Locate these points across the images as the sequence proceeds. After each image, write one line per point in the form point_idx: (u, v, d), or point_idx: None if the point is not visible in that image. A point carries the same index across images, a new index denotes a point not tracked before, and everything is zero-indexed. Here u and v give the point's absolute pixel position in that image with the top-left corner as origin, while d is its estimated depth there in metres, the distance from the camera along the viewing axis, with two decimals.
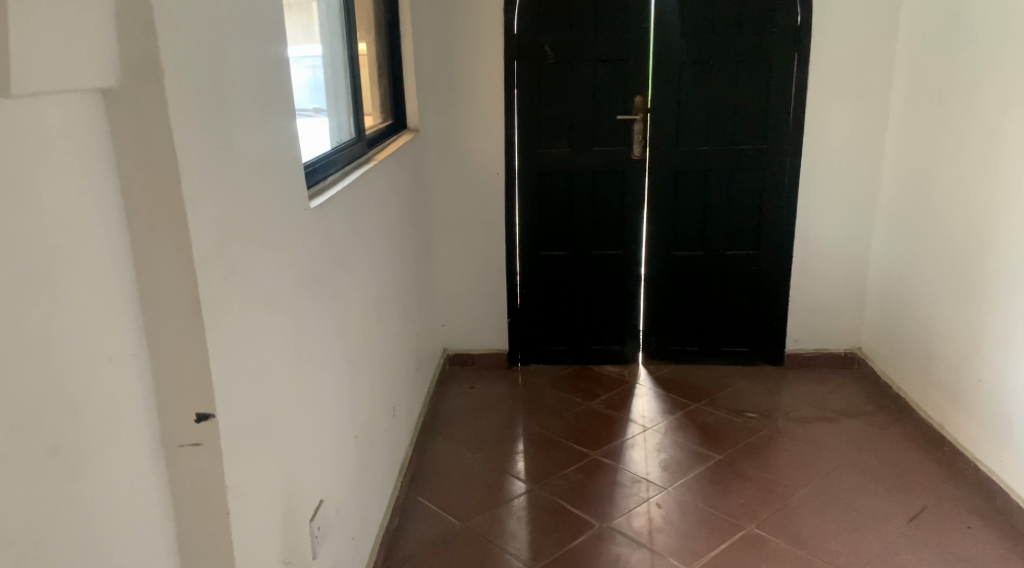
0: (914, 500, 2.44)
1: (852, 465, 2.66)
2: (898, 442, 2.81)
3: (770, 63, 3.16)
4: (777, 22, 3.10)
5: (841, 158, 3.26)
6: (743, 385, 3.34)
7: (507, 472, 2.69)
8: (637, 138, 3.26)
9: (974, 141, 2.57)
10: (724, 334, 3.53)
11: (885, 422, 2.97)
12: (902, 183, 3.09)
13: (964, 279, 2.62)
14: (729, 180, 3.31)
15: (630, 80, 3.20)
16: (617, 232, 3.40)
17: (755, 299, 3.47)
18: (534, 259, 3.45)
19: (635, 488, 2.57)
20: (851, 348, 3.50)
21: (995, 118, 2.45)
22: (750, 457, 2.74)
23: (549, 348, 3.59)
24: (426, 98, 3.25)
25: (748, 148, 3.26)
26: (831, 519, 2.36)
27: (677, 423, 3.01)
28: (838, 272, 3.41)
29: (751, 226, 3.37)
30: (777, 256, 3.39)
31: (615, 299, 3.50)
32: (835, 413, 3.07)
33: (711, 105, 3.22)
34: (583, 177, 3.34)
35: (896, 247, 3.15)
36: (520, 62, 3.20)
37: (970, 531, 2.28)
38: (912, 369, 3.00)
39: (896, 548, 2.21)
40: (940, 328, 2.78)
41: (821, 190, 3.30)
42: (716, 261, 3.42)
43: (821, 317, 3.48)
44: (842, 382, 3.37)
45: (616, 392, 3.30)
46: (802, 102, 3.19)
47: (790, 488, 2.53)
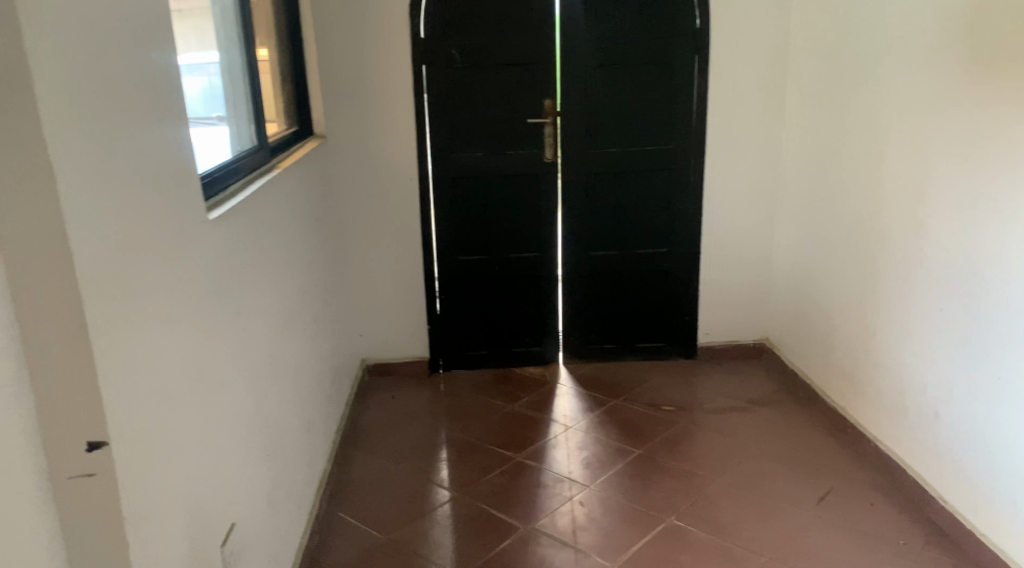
0: (821, 483, 2.55)
1: (764, 452, 2.76)
2: (806, 427, 2.93)
3: (673, 65, 3.24)
4: (677, 25, 3.20)
5: (743, 156, 3.38)
6: (660, 379, 3.42)
7: (431, 481, 2.66)
8: (548, 141, 3.29)
9: (863, 136, 2.71)
10: (640, 331, 3.60)
11: (793, 409, 3.10)
12: (800, 179, 3.23)
13: (859, 268, 2.76)
14: (639, 180, 3.38)
15: (539, 84, 3.23)
16: (532, 233, 3.42)
17: (668, 296, 3.56)
18: (451, 264, 3.43)
19: (559, 488, 2.59)
20: (759, 339, 3.64)
21: (880, 114, 2.59)
22: (669, 450, 2.80)
23: (470, 353, 3.57)
24: (333, 103, 3.18)
25: (654, 148, 3.34)
26: (748, 505, 2.44)
27: (598, 421, 3.05)
28: (744, 266, 3.53)
29: (661, 224, 3.45)
30: (686, 253, 3.48)
31: (533, 301, 3.52)
32: (747, 402, 3.17)
33: (618, 107, 3.29)
34: (496, 181, 3.33)
35: (797, 241, 3.28)
36: (428, 66, 3.17)
37: (874, 508, 2.39)
38: (817, 356, 3.13)
39: (807, 529, 2.30)
40: (840, 315, 2.91)
41: (726, 188, 3.42)
42: (629, 260, 3.49)
43: (731, 311, 3.60)
44: (752, 372, 3.49)
45: (538, 394, 3.31)
46: (704, 102, 3.29)
47: (707, 478, 2.60)
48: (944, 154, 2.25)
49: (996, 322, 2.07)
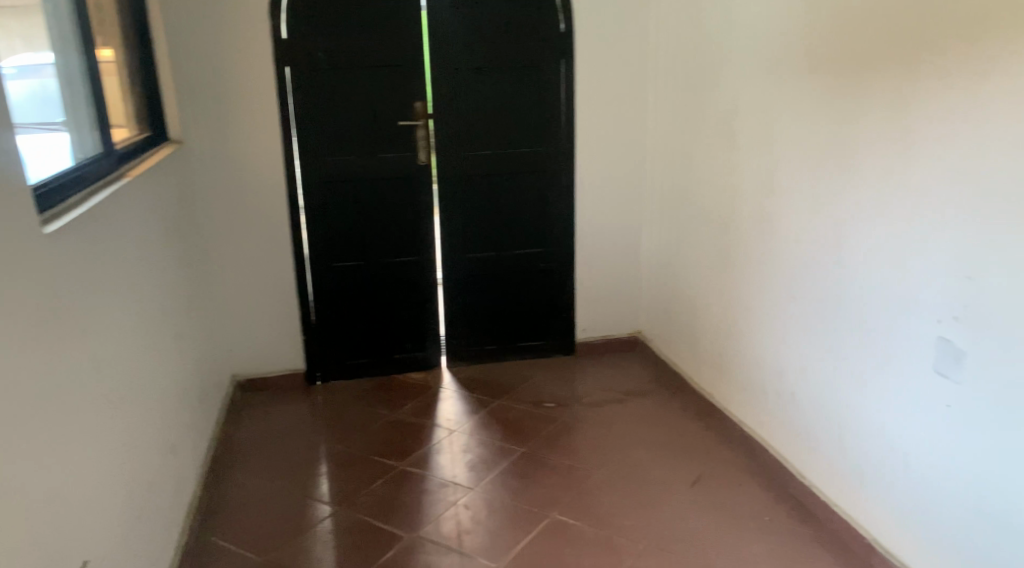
0: (693, 467, 2.67)
1: (641, 441, 2.85)
2: (678, 415, 3.05)
3: (540, 67, 3.30)
4: (542, 28, 3.25)
5: (610, 156, 3.49)
6: (541, 377, 3.47)
7: (310, 497, 2.58)
8: (420, 144, 3.26)
9: (718, 135, 2.86)
10: (520, 330, 3.64)
11: (666, 397, 3.23)
12: (663, 176, 3.37)
13: (720, 261, 2.91)
14: (513, 182, 3.42)
15: (408, 85, 3.19)
16: (409, 237, 3.37)
17: (546, 294, 3.61)
18: (325, 271, 3.33)
19: (443, 493, 2.57)
20: (633, 332, 3.77)
21: (731, 114, 2.75)
22: (551, 446, 2.84)
23: (349, 362, 3.47)
24: (190, 108, 3.02)
25: (526, 149, 3.38)
26: (626, 494, 2.51)
27: (481, 422, 3.05)
28: (615, 262, 3.64)
29: (536, 224, 3.50)
30: (561, 252, 3.55)
31: (412, 305, 3.48)
32: (623, 394, 3.27)
33: (489, 110, 3.31)
34: (368, 185, 3.27)
35: (663, 236, 3.42)
36: (292, 69, 3.07)
37: (741, 488, 2.53)
38: (685, 346, 3.27)
39: (681, 513, 2.40)
40: (704, 306, 3.06)
41: (596, 187, 3.51)
42: (507, 260, 3.52)
43: (607, 306, 3.70)
44: (628, 364, 3.60)
45: (421, 399, 3.27)
46: (572, 103, 3.36)
47: (588, 470, 2.66)
48: (790, 152, 2.41)
49: (841, 308, 2.23)
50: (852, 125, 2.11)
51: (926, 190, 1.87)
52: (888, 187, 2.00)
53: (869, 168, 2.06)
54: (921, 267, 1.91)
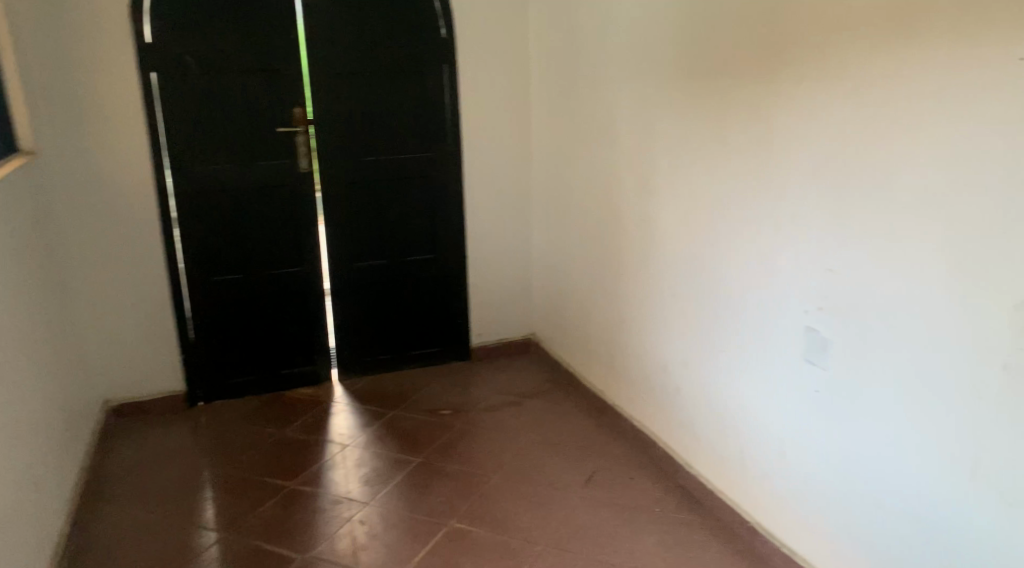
0: (587, 464, 2.71)
1: (536, 443, 2.87)
2: (572, 414, 3.10)
3: (422, 72, 3.27)
4: (424, 33, 3.23)
5: (496, 160, 3.50)
6: (436, 385, 3.43)
7: (194, 524, 2.44)
8: (301, 151, 3.16)
9: (599, 138, 2.92)
10: (413, 339, 3.59)
11: (560, 397, 3.27)
12: (549, 179, 3.42)
13: (606, 261, 2.97)
14: (399, 188, 3.37)
15: (286, 91, 3.09)
16: (293, 247, 3.26)
17: (438, 300, 3.58)
18: (204, 286, 3.17)
19: (337, 509, 2.49)
20: (526, 334, 3.79)
21: (611, 118, 2.82)
22: (447, 454, 2.82)
23: (234, 380, 3.32)
24: (45, 115, 2.80)
25: (412, 155, 3.35)
26: (523, 497, 2.52)
27: (375, 434, 2.99)
28: (506, 266, 3.66)
29: (425, 230, 3.46)
30: (451, 257, 3.53)
31: (299, 318, 3.37)
32: (518, 397, 3.29)
33: (371, 115, 3.25)
34: (247, 195, 3.14)
35: (551, 238, 3.47)
36: (159, 74, 2.91)
37: (633, 482, 2.59)
38: (577, 346, 3.33)
39: (577, 511, 2.43)
40: (593, 306, 3.12)
41: (483, 191, 3.52)
42: (396, 268, 3.47)
43: (499, 310, 3.71)
44: (522, 367, 3.62)
45: (311, 415, 3.17)
46: (457, 108, 3.35)
47: (484, 476, 2.66)
48: (667, 155, 2.50)
49: (718, 303, 2.33)
50: (723, 127, 2.21)
51: (790, 189, 1.97)
52: (757, 187, 2.10)
53: (739, 169, 2.16)
54: (788, 261, 2.02)
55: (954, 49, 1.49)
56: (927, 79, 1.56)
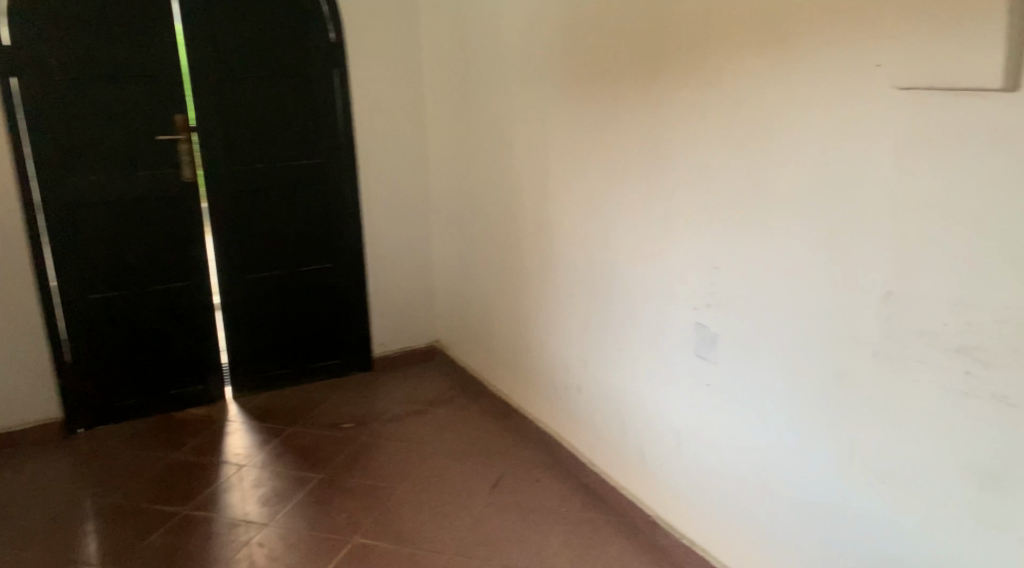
0: (493, 469, 2.71)
1: (441, 451, 2.85)
2: (478, 420, 3.09)
3: (312, 77, 3.19)
4: (311, 37, 3.14)
5: (393, 167, 3.46)
6: (337, 397, 3.35)
7: (75, 561, 2.27)
8: (184, 159, 3.02)
9: (494, 143, 2.93)
10: (312, 351, 3.48)
11: (465, 403, 3.25)
12: (447, 185, 3.40)
13: (506, 265, 2.99)
14: (292, 196, 3.27)
15: (166, 97, 2.94)
16: (179, 261, 3.11)
17: (336, 311, 3.49)
18: (80, 305, 2.97)
19: (234, 533, 2.38)
20: (430, 342, 3.76)
21: (505, 122, 2.83)
22: (350, 468, 2.75)
23: (118, 404, 3.12)
24: None
25: (304, 163, 3.25)
26: (429, 507, 2.49)
27: (273, 452, 2.88)
28: (406, 273, 3.61)
29: (321, 239, 3.37)
30: (349, 266, 3.46)
31: (188, 335, 3.20)
32: (422, 405, 3.25)
33: (259, 122, 3.14)
34: (126, 207, 2.97)
35: (451, 244, 3.45)
36: (20, 78, 2.71)
37: (539, 484, 2.61)
38: (481, 351, 3.33)
39: (484, 517, 2.42)
40: (495, 310, 3.13)
41: (380, 198, 3.46)
42: (291, 279, 3.36)
43: (402, 318, 3.66)
44: (425, 375, 3.58)
45: (204, 436, 3.02)
46: (349, 114, 3.29)
47: (389, 488, 2.61)
48: (561, 159, 2.53)
49: (614, 303, 2.38)
50: (612, 131, 2.26)
51: (677, 190, 2.04)
52: (646, 190, 2.16)
53: (630, 171, 2.22)
54: (677, 260, 2.08)
55: (821, 55, 1.58)
56: (798, 85, 1.64)
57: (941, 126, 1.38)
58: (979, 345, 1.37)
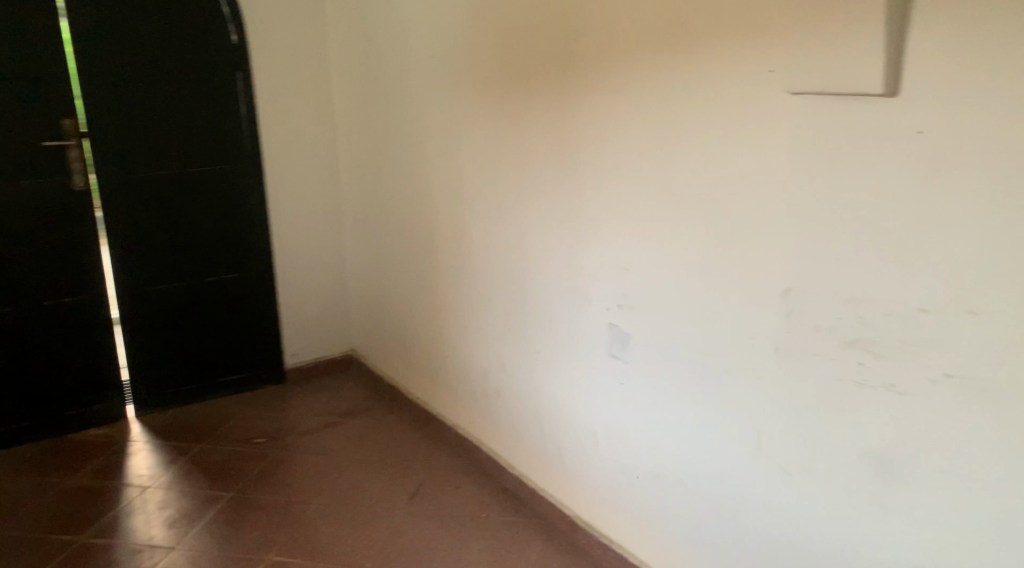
0: (412, 477, 2.68)
1: (358, 462, 2.79)
2: (396, 429, 3.04)
3: (214, 80, 3.07)
4: (212, 39, 3.03)
5: (302, 173, 3.37)
6: (248, 411, 3.23)
7: None
8: (76, 166, 2.86)
9: (405, 147, 2.90)
10: (221, 365, 3.36)
11: (382, 412, 3.20)
12: (358, 190, 3.34)
13: (420, 271, 2.96)
14: (195, 204, 3.14)
15: (53, 101, 2.78)
16: (72, 274, 2.93)
17: (246, 322, 3.38)
18: None
19: (137, 559, 2.26)
20: (345, 351, 3.69)
21: (415, 127, 2.81)
22: (263, 484, 2.66)
23: (7, 428, 2.92)
24: None
25: (207, 169, 3.13)
26: (346, 520, 2.43)
27: (180, 472, 2.75)
28: (318, 281, 3.53)
29: (228, 248, 3.25)
30: (258, 276, 3.35)
31: (85, 352, 3.03)
32: (338, 416, 3.18)
33: (158, 126, 3.00)
34: (11, 217, 2.78)
35: (365, 250, 3.40)
36: None
37: (459, 490, 2.60)
38: (397, 358, 3.29)
39: (403, 527, 2.39)
40: (411, 317, 3.10)
41: (289, 205, 3.37)
42: (197, 290, 3.23)
43: (315, 327, 3.58)
44: (341, 385, 3.51)
45: (105, 458, 2.86)
46: (254, 119, 3.19)
47: (304, 503, 2.53)
48: (472, 163, 2.53)
49: (529, 306, 2.39)
50: (522, 135, 2.28)
51: (587, 192, 2.07)
52: (557, 193, 2.18)
53: (540, 176, 2.23)
54: (589, 262, 2.11)
55: (718, 62, 1.63)
56: (697, 90, 1.69)
57: (829, 129, 1.45)
58: (871, 337, 1.44)
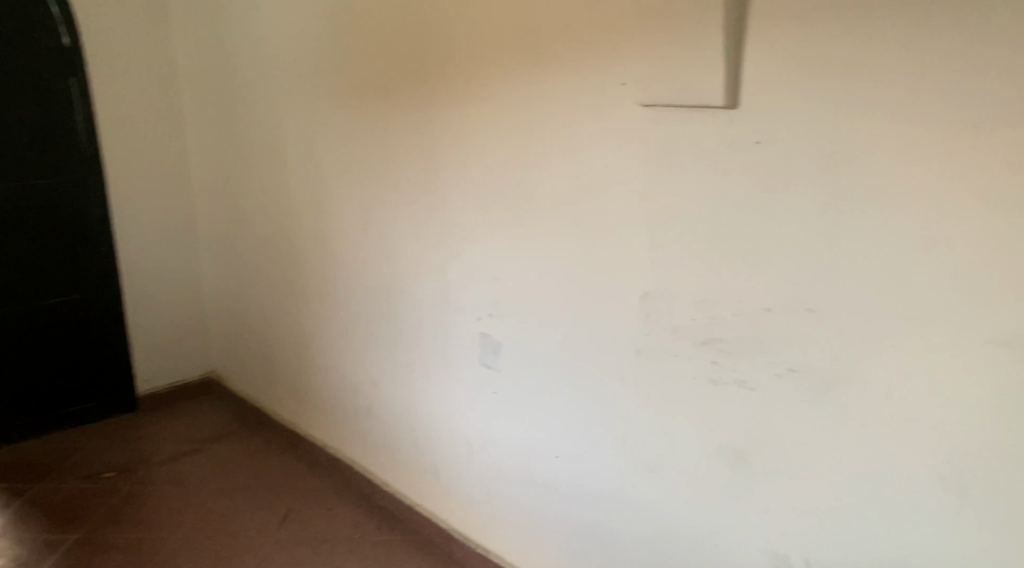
0: (281, 502, 2.56)
1: (222, 490, 2.63)
2: (262, 453, 2.90)
3: (43, 85, 2.81)
4: (39, 40, 2.77)
5: (149, 185, 3.16)
6: (96, 444, 2.98)
7: None
8: None
9: (262, 157, 2.78)
10: (62, 395, 3.07)
11: (247, 436, 3.04)
12: (214, 202, 3.17)
13: (283, 286, 2.84)
14: (27, 220, 2.86)
15: None
16: None
17: (90, 347, 3.11)
18: None
19: None
20: (205, 373, 3.48)
21: (273, 136, 2.70)
22: (113, 522, 2.45)
23: None
24: None
25: (39, 181, 2.86)
26: (209, 553, 2.29)
27: (15, 516, 2.49)
28: (172, 300, 3.31)
29: (67, 268, 2.99)
30: (103, 296, 3.10)
31: None
32: (198, 443, 2.99)
33: None
34: None
35: (223, 267, 3.22)
36: None
37: (331, 512, 2.51)
38: (262, 379, 3.14)
39: (272, 555, 2.28)
40: (275, 334, 2.97)
41: (136, 219, 3.15)
42: (30, 315, 2.94)
43: (170, 349, 3.35)
44: (201, 409, 3.31)
45: None
46: (93, 127, 2.95)
47: (162, 538, 2.36)
48: (334, 174, 2.46)
49: (398, 319, 2.35)
50: (385, 145, 2.24)
51: (452, 202, 2.06)
52: (423, 204, 2.16)
53: (405, 186, 2.20)
54: (458, 272, 2.10)
55: (574, 74, 1.67)
56: (555, 100, 1.72)
57: (678, 139, 1.51)
58: (721, 337, 1.52)
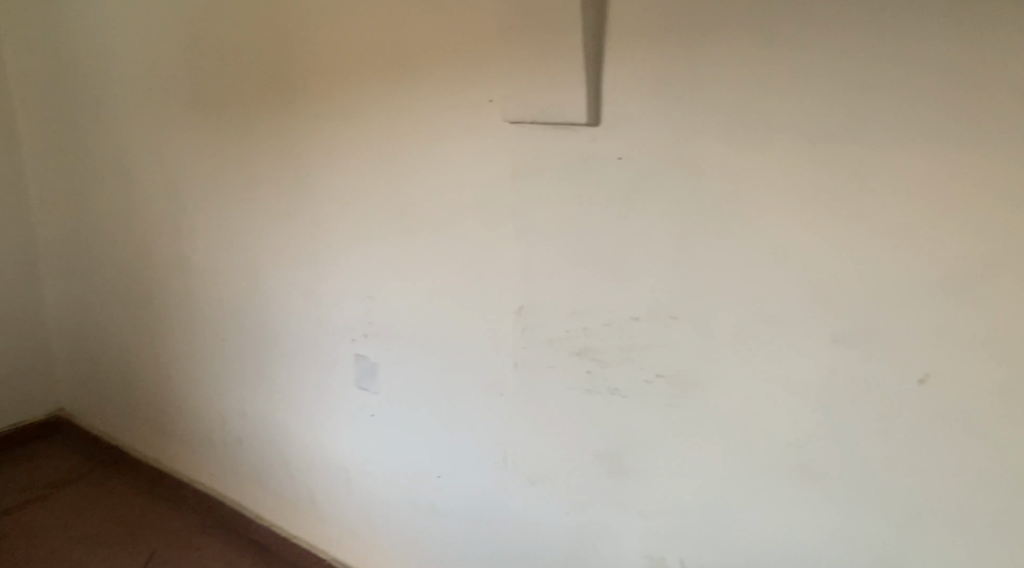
0: (143, 548, 2.38)
1: (74, 540, 2.42)
2: (120, 495, 2.69)
3: None
4: None
5: None
6: None
7: None
8: None
9: (109, 176, 2.59)
10: None
11: (102, 478, 2.81)
12: (56, 224, 2.91)
13: (139, 313, 2.65)
14: None
15: None
16: None
17: None
18: None
19: None
20: (51, 412, 3.18)
21: (121, 153, 2.51)
22: None
23: None
24: None
25: None
26: None
27: None
28: (10, 334, 3.01)
29: None
30: None
31: None
32: (45, 489, 2.73)
33: None
34: None
35: (69, 294, 2.97)
36: None
37: (200, 552, 2.36)
38: (117, 414, 2.91)
39: None
40: (131, 366, 2.76)
41: None
42: None
43: (8, 389, 3.04)
44: (47, 452, 3.02)
45: None
46: None
47: None
48: (192, 193, 2.32)
49: (267, 344, 2.25)
50: (247, 162, 2.14)
51: (321, 219, 2.00)
52: (290, 223, 2.08)
53: (269, 204, 2.12)
54: (330, 292, 2.04)
55: (439, 90, 1.67)
56: (423, 116, 1.71)
57: (545, 155, 1.54)
58: (595, 346, 1.56)
